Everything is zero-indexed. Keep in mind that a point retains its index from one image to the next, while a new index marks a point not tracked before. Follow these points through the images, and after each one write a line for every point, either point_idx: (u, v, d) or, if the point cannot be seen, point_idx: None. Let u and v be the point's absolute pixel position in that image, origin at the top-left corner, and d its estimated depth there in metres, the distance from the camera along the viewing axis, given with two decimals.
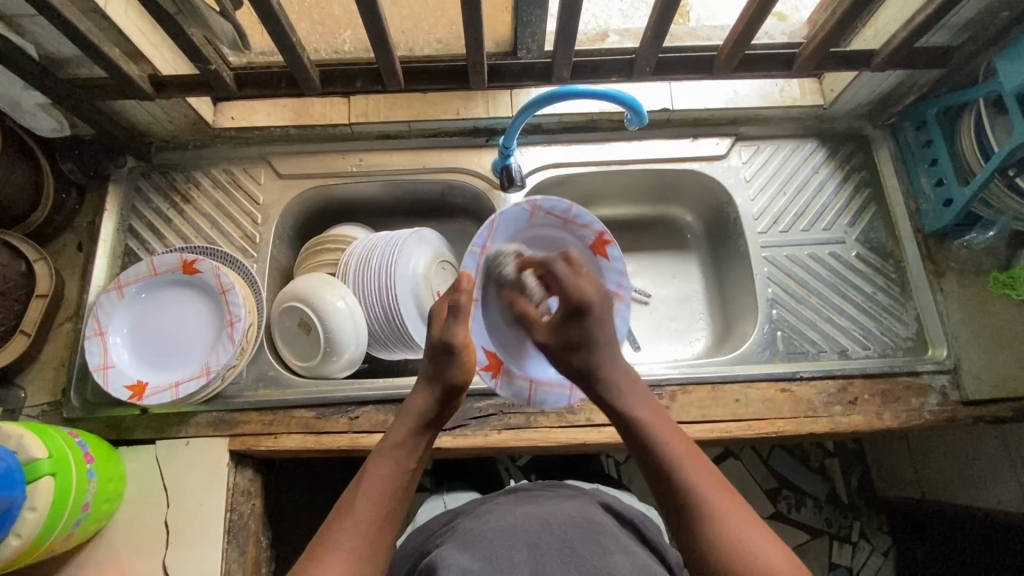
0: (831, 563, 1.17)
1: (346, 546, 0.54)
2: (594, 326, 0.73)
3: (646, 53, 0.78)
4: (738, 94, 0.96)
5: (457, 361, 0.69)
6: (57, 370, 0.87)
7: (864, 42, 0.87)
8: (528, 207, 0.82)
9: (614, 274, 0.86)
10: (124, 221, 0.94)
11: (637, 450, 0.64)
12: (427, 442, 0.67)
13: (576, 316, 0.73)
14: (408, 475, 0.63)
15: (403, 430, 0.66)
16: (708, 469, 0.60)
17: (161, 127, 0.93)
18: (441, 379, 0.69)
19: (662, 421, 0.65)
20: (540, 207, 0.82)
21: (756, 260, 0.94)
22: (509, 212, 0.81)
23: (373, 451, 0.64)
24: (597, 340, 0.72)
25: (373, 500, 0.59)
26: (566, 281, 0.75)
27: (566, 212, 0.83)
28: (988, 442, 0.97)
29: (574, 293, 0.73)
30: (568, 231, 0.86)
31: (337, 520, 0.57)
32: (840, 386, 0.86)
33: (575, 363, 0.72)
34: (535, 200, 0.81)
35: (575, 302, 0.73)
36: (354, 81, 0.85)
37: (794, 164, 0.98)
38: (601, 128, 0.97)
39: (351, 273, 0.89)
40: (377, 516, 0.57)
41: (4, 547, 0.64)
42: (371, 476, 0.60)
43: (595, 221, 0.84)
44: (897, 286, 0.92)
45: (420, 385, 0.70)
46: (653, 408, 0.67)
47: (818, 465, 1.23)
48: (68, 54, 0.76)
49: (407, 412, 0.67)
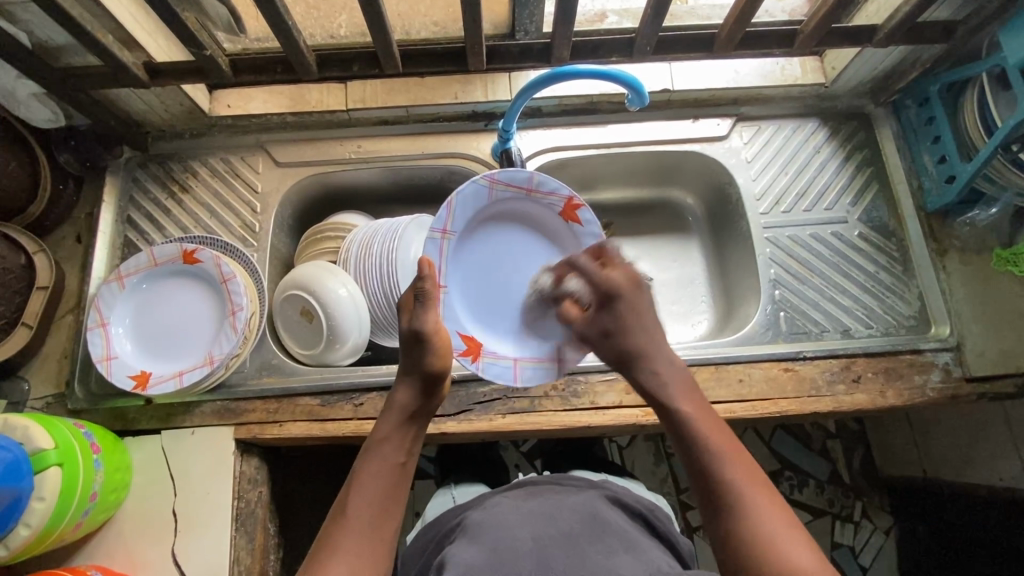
0: (833, 542, 1.18)
1: (347, 547, 0.55)
2: (627, 312, 0.71)
3: (646, 32, 0.77)
4: (739, 74, 0.94)
5: (431, 349, 0.68)
6: (61, 361, 0.87)
7: (866, 18, 0.86)
8: (486, 183, 0.82)
9: (588, 237, 0.87)
10: (122, 213, 0.93)
11: (677, 441, 0.63)
12: (417, 432, 0.66)
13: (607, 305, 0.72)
14: (399, 469, 0.62)
15: (388, 424, 0.65)
16: (747, 465, 0.58)
17: (157, 116, 0.92)
18: (418, 369, 0.68)
19: (705, 413, 0.63)
20: (498, 181, 0.82)
21: (758, 241, 0.94)
22: (468, 190, 0.80)
23: (364, 447, 0.63)
24: (631, 323, 0.71)
25: (364, 503, 0.58)
26: (590, 272, 0.75)
27: (527, 182, 0.84)
28: (989, 418, 0.97)
29: (600, 281, 0.73)
30: (532, 202, 0.86)
31: (335, 523, 0.57)
32: (844, 364, 0.86)
33: (613, 347, 0.71)
34: (492, 175, 0.81)
35: (604, 289, 0.72)
36: (350, 65, 0.84)
37: (795, 144, 0.97)
38: (601, 110, 0.96)
39: (352, 261, 0.89)
40: (371, 516, 0.57)
41: (13, 537, 0.65)
42: (361, 479, 0.60)
43: (559, 186, 0.85)
44: (900, 264, 0.92)
45: (399, 378, 0.68)
46: (698, 400, 0.65)
47: (819, 446, 1.23)
48: (62, 40, 0.75)
49: (391, 406, 0.66)
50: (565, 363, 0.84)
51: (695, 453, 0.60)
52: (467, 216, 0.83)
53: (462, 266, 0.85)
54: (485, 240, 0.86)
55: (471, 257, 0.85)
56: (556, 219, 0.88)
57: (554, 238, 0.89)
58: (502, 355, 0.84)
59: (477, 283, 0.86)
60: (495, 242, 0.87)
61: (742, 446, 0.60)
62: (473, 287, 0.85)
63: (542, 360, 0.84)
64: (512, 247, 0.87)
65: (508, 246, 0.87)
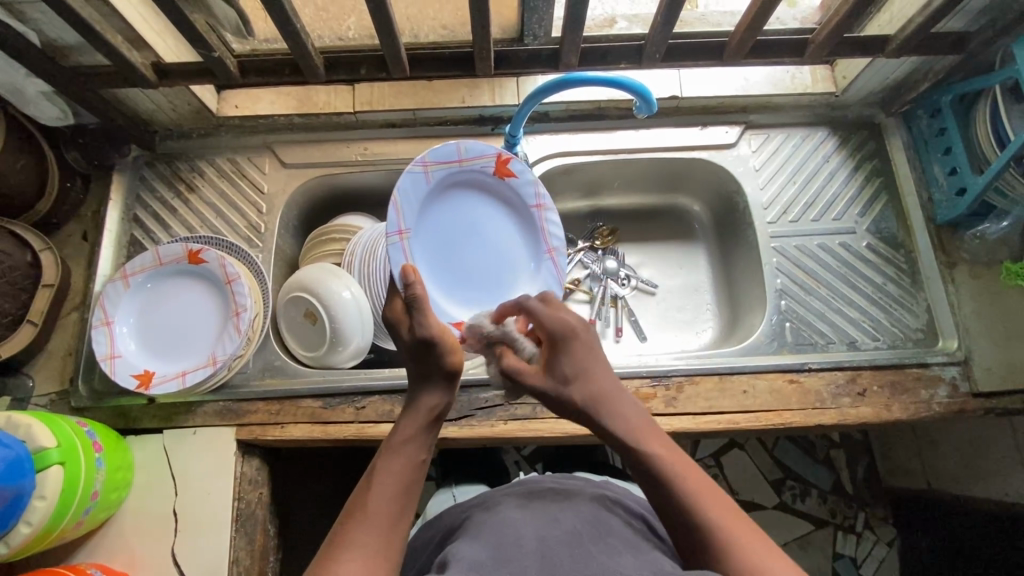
0: (836, 553, 1.17)
1: (363, 542, 0.52)
2: (583, 355, 0.64)
3: (656, 39, 0.76)
4: (749, 82, 0.94)
5: (447, 351, 0.63)
6: (65, 358, 0.87)
7: (878, 28, 0.86)
8: (421, 168, 0.74)
9: (525, 188, 0.82)
10: (129, 211, 0.93)
11: (650, 491, 0.57)
12: (436, 435, 0.63)
13: (561, 348, 0.64)
14: (418, 468, 0.59)
15: (411, 423, 0.61)
16: (728, 508, 0.54)
17: (164, 115, 0.92)
18: (436, 371, 0.64)
19: (674, 453, 0.58)
20: (432, 164, 0.75)
21: (765, 250, 0.93)
22: (407, 184, 0.73)
23: (382, 446, 0.60)
24: (588, 367, 0.63)
25: (384, 497, 0.55)
26: (540, 314, 0.65)
27: (457, 154, 0.77)
28: (994, 434, 0.96)
29: (552, 325, 0.64)
30: (467, 171, 0.80)
31: (351, 520, 0.54)
32: (849, 377, 0.85)
33: (574, 396, 0.62)
34: (421, 160, 0.74)
35: (555, 333, 0.64)
36: (358, 68, 0.83)
37: (804, 153, 0.96)
38: (609, 116, 0.96)
39: (357, 263, 0.89)
40: (390, 513, 0.54)
41: (15, 535, 0.65)
42: (381, 473, 0.57)
43: (485, 146, 0.79)
44: (909, 277, 0.91)
45: (416, 377, 0.65)
46: (666, 443, 0.59)
47: (823, 455, 1.22)
48: (71, 40, 0.75)
49: (412, 407, 0.63)
50: None
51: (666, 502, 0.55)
52: (418, 212, 0.75)
53: (427, 257, 0.78)
54: (432, 225, 0.78)
55: (428, 231, 0.78)
56: (492, 179, 0.82)
57: (496, 198, 0.83)
58: None
59: (441, 256, 0.79)
60: (452, 213, 0.80)
61: (720, 491, 0.55)
62: (444, 260, 0.80)
63: None
64: (466, 209, 0.81)
65: (456, 221, 0.80)
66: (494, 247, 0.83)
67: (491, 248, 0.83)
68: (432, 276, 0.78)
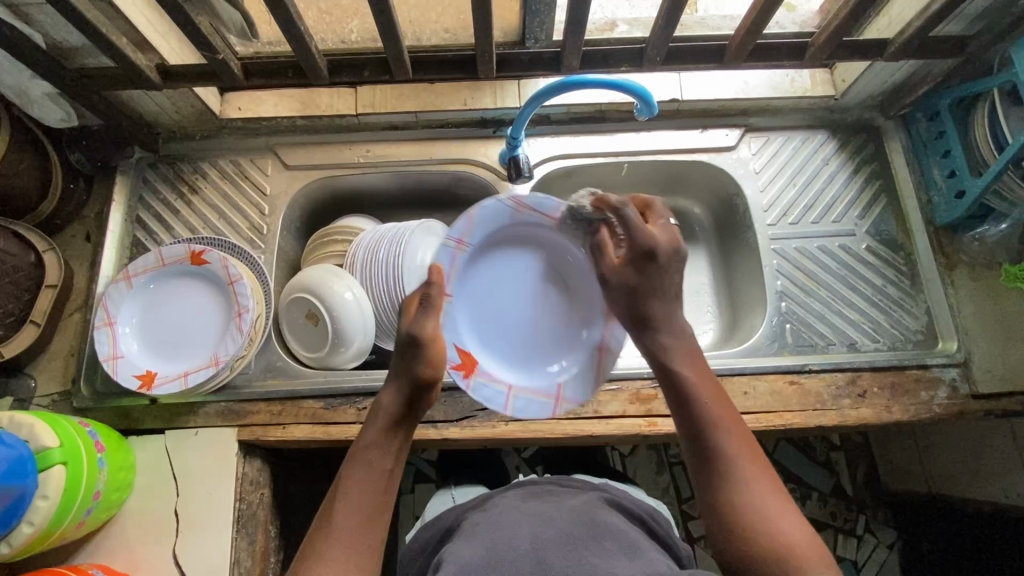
0: (836, 556, 1.17)
1: (328, 556, 0.53)
2: (660, 275, 0.69)
3: (657, 42, 0.77)
4: (748, 85, 0.94)
5: (423, 356, 0.65)
6: (67, 359, 0.88)
7: (877, 32, 0.86)
8: (512, 204, 0.78)
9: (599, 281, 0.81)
10: (132, 213, 0.94)
11: (676, 407, 0.63)
12: (403, 437, 0.63)
13: (645, 263, 0.69)
14: (384, 476, 0.60)
15: (375, 430, 0.62)
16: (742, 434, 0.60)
17: (168, 117, 0.92)
18: (406, 375, 0.64)
19: (703, 376, 0.64)
20: (525, 207, 0.79)
21: (765, 252, 0.94)
22: (493, 207, 0.78)
23: (349, 454, 0.61)
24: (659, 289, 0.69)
25: (348, 510, 0.56)
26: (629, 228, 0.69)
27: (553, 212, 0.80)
28: (993, 436, 0.96)
29: (637, 242, 0.69)
30: (553, 233, 0.82)
31: (317, 535, 0.56)
32: (850, 379, 0.85)
33: (637, 305, 0.69)
34: (521, 198, 0.78)
35: (642, 248, 0.68)
36: (361, 70, 0.84)
37: (804, 156, 0.97)
38: (610, 119, 0.97)
39: (358, 265, 0.89)
40: (355, 524, 0.56)
41: (16, 535, 0.65)
42: (346, 485, 0.58)
43: None
44: (908, 279, 0.92)
45: (388, 380, 0.66)
46: (700, 370, 0.65)
47: (823, 458, 1.23)
48: (76, 42, 0.76)
49: (377, 411, 0.63)
50: (563, 401, 0.79)
51: (690, 422, 0.61)
52: (486, 238, 0.79)
53: (471, 283, 0.80)
54: (495, 263, 0.81)
55: (490, 265, 0.81)
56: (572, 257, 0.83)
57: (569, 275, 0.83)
58: (500, 379, 0.79)
59: (490, 290, 0.81)
60: (517, 263, 0.82)
61: (738, 416, 0.62)
62: (489, 298, 0.81)
63: (538, 394, 0.79)
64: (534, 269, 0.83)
65: (518, 274, 0.83)
66: (548, 316, 0.83)
67: (541, 317, 0.83)
68: (468, 300, 0.80)
